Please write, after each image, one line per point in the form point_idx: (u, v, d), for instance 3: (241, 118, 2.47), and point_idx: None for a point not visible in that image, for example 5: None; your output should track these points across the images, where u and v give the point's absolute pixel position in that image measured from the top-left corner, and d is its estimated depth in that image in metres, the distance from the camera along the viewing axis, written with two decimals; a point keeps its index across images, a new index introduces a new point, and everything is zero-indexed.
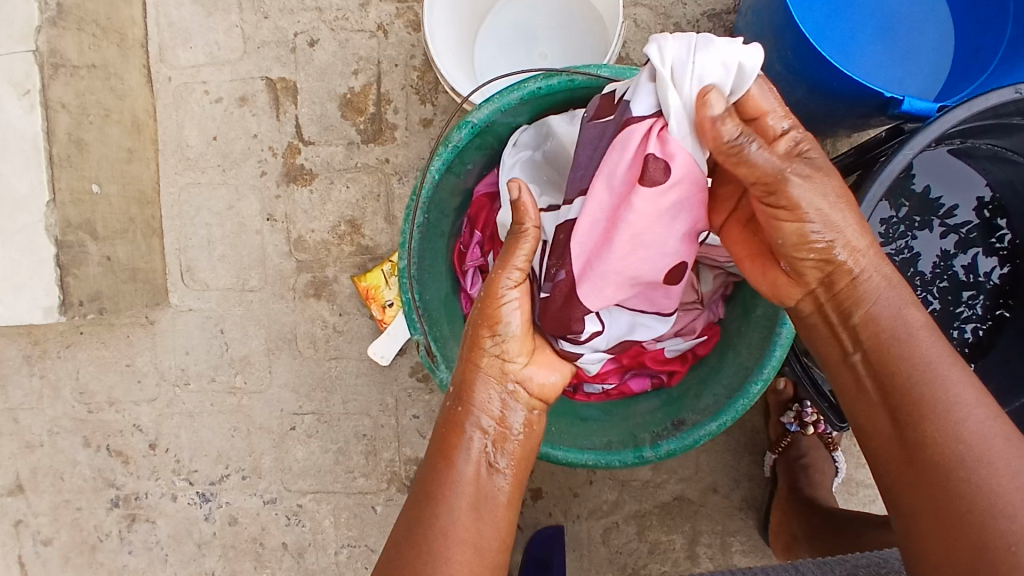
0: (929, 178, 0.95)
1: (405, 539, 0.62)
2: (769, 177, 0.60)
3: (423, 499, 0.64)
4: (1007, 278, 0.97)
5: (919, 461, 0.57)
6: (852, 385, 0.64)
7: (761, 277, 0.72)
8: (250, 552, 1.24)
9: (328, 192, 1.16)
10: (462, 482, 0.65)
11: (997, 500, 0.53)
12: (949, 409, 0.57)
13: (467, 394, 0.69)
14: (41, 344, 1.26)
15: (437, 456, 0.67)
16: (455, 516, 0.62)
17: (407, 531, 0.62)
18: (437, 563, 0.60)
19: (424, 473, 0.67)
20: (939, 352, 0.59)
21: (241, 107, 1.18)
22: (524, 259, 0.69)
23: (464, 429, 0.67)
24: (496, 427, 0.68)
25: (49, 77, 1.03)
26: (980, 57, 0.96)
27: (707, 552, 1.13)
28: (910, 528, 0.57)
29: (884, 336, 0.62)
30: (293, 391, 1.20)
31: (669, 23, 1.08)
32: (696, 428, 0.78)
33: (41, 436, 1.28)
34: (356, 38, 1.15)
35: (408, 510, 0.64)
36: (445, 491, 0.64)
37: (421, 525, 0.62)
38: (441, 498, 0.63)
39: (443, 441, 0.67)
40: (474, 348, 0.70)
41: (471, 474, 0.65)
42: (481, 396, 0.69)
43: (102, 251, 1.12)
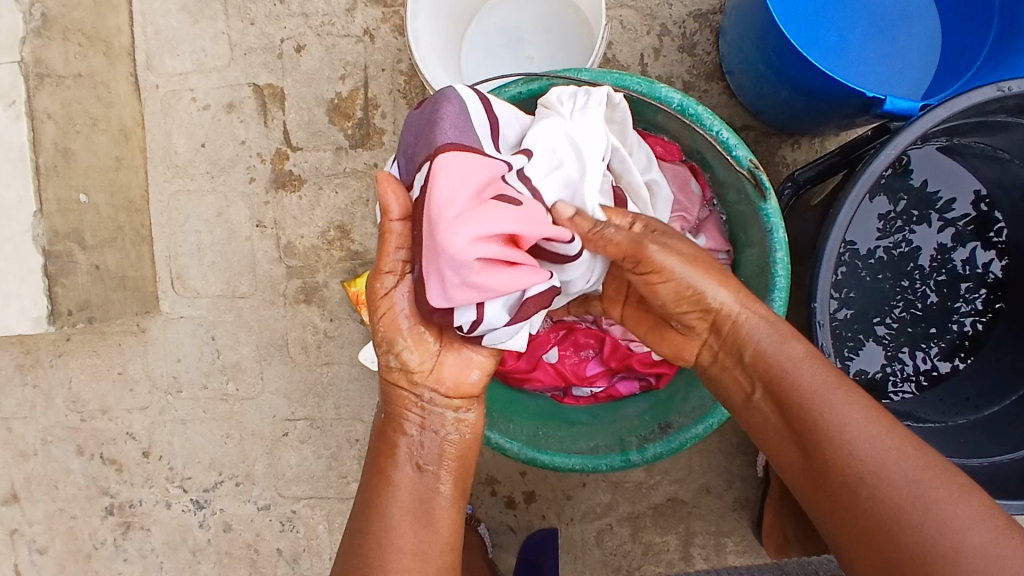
0: (926, 173, 0.94)
1: (349, 556, 0.67)
2: (631, 252, 0.66)
3: (363, 515, 0.68)
4: (1008, 270, 0.96)
5: (830, 485, 0.61)
6: (760, 421, 0.68)
7: (660, 344, 0.77)
8: (245, 558, 1.24)
9: (317, 198, 1.16)
10: (397, 496, 0.68)
11: (904, 512, 0.57)
12: (840, 435, 0.61)
13: (393, 404, 0.71)
14: (33, 353, 1.26)
15: (372, 475, 0.70)
16: (391, 529, 0.66)
17: (349, 552, 0.67)
18: (382, 573, 0.64)
19: (363, 489, 0.70)
20: (817, 376, 0.64)
21: (229, 113, 1.18)
22: (393, 256, 0.64)
23: (395, 444, 0.70)
24: (422, 432, 0.70)
25: (35, 87, 1.03)
26: (966, 55, 0.95)
27: (701, 552, 1.13)
28: (841, 547, 0.61)
29: (771, 369, 0.66)
30: (285, 397, 1.20)
31: (655, 24, 1.08)
32: (683, 431, 0.78)
33: (35, 445, 1.28)
34: (343, 43, 1.15)
35: (350, 529, 0.68)
36: (379, 508, 0.67)
37: (362, 540, 0.66)
38: (377, 512, 0.67)
39: (377, 457, 0.71)
40: (382, 363, 0.70)
41: (406, 484, 0.69)
42: (404, 405, 0.70)
43: (90, 260, 1.12)
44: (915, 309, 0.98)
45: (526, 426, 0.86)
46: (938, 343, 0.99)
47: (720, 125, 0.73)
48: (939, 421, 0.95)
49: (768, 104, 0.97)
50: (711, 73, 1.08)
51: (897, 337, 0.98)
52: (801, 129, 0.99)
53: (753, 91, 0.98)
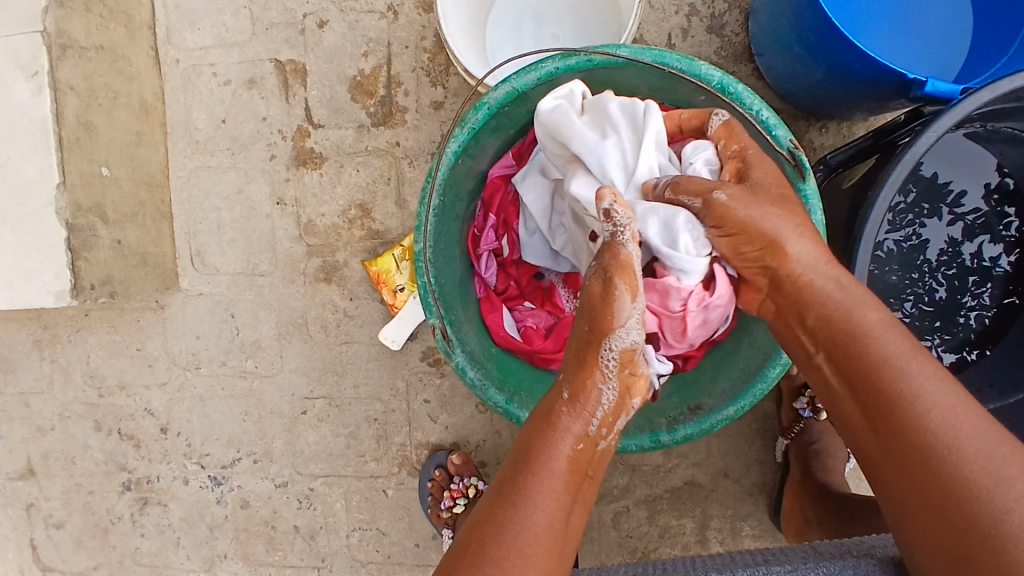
0: (937, 165, 0.93)
1: (494, 501, 0.61)
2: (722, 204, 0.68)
3: (520, 473, 0.62)
4: (1017, 264, 0.96)
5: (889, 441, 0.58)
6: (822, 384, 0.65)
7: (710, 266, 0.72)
8: (262, 535, 1.24)
9: (338, 176, 1.16)
10: (562, 484, 0.62)
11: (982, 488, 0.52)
12: (916, 400, 0.57)
13: (581, 374, 0.65)
14: (52, 328, 1.26)
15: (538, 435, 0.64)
16: (545, 525, 0.60)
17: (497, 521, 0.59)
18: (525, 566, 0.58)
19: (520, 449, 0.64)
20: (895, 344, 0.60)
21: (250, 89, 1.17)
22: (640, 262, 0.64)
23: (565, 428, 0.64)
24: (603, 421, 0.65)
25: (58, 59, 1.02)
26: (999, 38, 0.94)
27: (717, 536, 1.14)
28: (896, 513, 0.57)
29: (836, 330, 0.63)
30: (305, 375, 1.20)
31: (684, 4, 1.07)
32: (713, 413, 0.78)
33: (53, 420, 1.29)
34: (366, 19, 1.13)
35: (505, 481, 0.62)
36: (542, 485, 0.61)
37: (518, 516, 0.59)
38: (540, 482, 0.61)
39: (543, 431, 0.64)
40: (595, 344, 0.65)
41: (569, 459, 0.63)
42: (599, 396, 0.65)
43: (112, 235, 1.11)
44: (922, 303, 0.97)
45: None
46: (943, 337, 0.98)
47: (759, 103, 0.73)
48: None
49: (799, 86, 0.96)
50: (739, 54, 1.07)
51: (908, 330, 0.97)
52: (832, 112, 0.98)
53: (785, 73, 0.97)
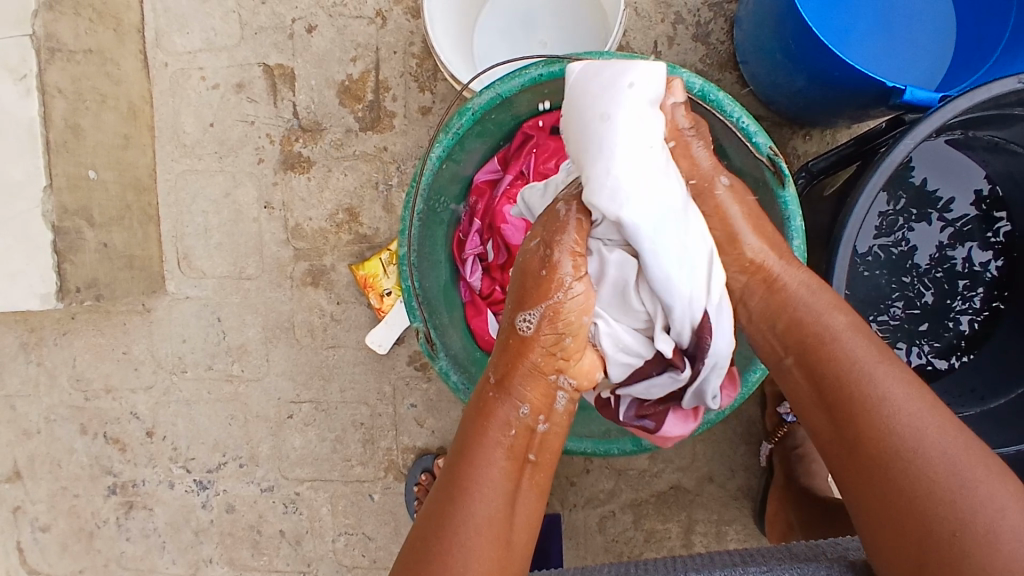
0: (927, 171, 0.95)
1: (433, 506, 0.64)
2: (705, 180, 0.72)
3: (452, 487, 0.64)
4: (1004, 271, 0.98)
5: (859, 452, 0.61)
6: (795, 388, 0.69)
7: None
8: (247, 539, 1.24)
9: (326, 180, 1.16)
10: (502, 471, 0.66)
11: (938, 488, 0.56)
12: (879, 401, 0.61)
13: (510, 364, 0.68)
14: (37, 331, 1.26)
15: (471, 435, 0.67)
16: (485, 514, 0.63)
17: (438, 516, 0.63)
18: (466, 557, 0.60)
19: (456, 450, 0.67)
20: (859, 347, 0.65)
21: (238, 93, 1.17)
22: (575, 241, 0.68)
23: (501, 417, 0.68)
24: (537, 407, 0.69)
25: (46, 62, 1.02)
26: (982, 48, 0.95)
27: (702, 540, 1.14)
28: (862, 521, 0.61)
29: (808, 339, 0.67)
30: (291, 379, 1.20)
31: (670, 12, 1.08)
32: (697, 415, 0.79)
33: (38, 424, 1.28)
34: (355, 24, 1.14)
35: (444, 478, 0.65)
36: (479, 475, 0.64)
37: (456, 509, 0.63)
38: (470, 489, 0.64)
39: (476, 425, 0.68)
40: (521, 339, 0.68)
41: (503, 457, 0.66)
42: (527, 382, 0.68)
43: (98, 238, 1.11)
44: (911, 306, 0.98)
45: None
46: (931, 341, 0.99)
47: (739, 110, 0.74)
48: None
49: (782, 94, 0.97)
50: (724, 62, 1.08)
51: (893, 333, 0.99)
52: (815, 120, 0.99)
53: (768, 80, 0.98)
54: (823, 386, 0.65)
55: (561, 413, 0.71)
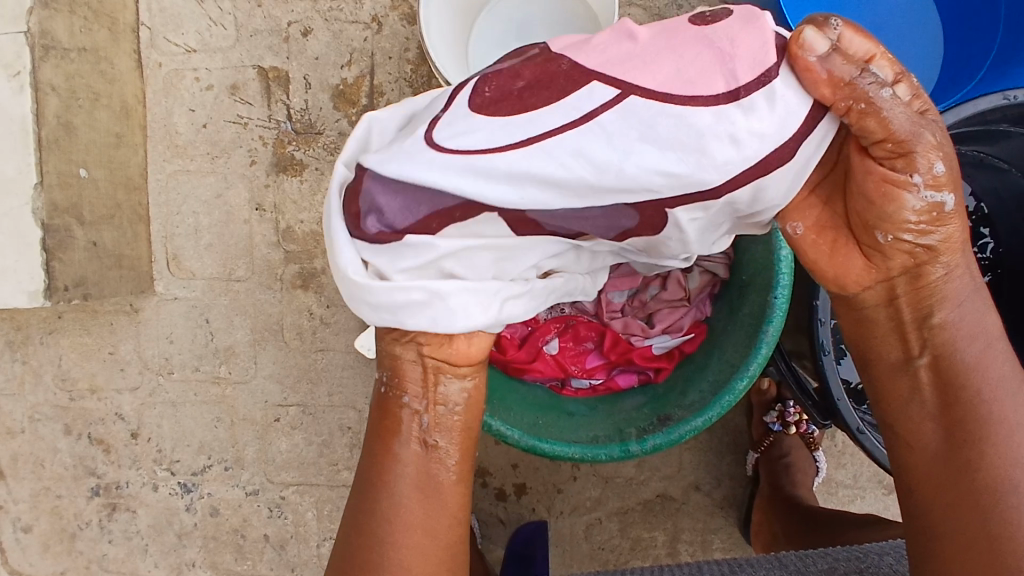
0: None
1: (359, 500, 0.69)
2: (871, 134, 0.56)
3: (368, 487, 0.69)
4: (988, 287, 0.99)
5: (966, 479, 0.61)
6: (905, 392, 0.65)
7: (836, 261, 0.64)
8: (231, 543, 1.23)
9: (318, 183, 1.16)
10: (403, 461, 0.68)
11: (1017, 485, 0.59)
12: (1006, 433, 0.60)
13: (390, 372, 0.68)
14: (23, 330, 1.25)
15: (375, 439, 0.70)
16: (397, 507, 0.67)
17: (357, 517, 0.68)
18: (385, 551, 0.66)
19: (369, 447, 0.71)
20: (1005, 373, 0.62)
21: (232, 95, 1.17)
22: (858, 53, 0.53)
23: (398, 410, 0.69)
24: (428, 402, 0.68)
25: (40, 59, 1.02)
26: (969, 65, 0.97)
27: (687, 549, 1.14)
28: (931, 522, 0.62)
29: (954, 348, 0.63)
30: (279, 382, 1.19)
31: (662, 24, 1.09)
32: (682, 424, 0.79)
33: (22, 423, 1.27)
34: (351, 29, 1.14)
35: (359, 481, 0.70)
36: (386, 472, 0.68)
37: (372, 510, 0.68)
38: (384, 487, 0.68)
39: (379, 426, 0.70)
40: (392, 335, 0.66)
41: (406, 463, 0.68)
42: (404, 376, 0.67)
43: (88, 237, 1.11)
44: None
45: (526, 415, 0.87)
46: None
47: None
48: None
49: None
50: None
51: None
52: None
53: None
54: (948, 408, 0.63)
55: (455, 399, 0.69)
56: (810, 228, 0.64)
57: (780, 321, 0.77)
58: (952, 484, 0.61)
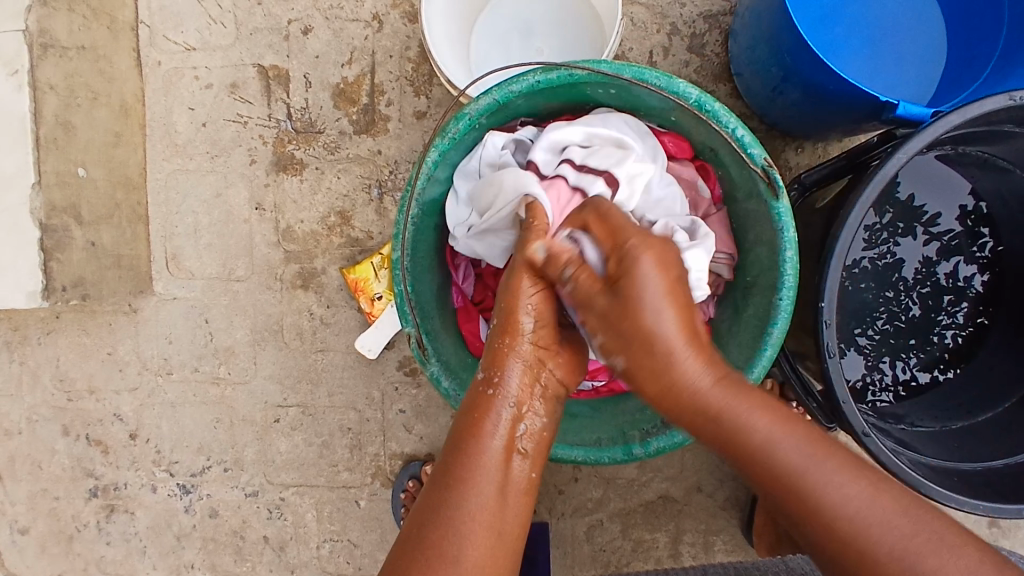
0: (913, 187, 0.95)
1: (436, 491, 0.63)
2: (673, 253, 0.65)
3: (446, 480, 0.64)
4: (989, 285, 0.99)
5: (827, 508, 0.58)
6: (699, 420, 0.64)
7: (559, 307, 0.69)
8: (230, 545, 1.22)
9: (319, 182, 1.15)
10: (495, 459, 0.66)
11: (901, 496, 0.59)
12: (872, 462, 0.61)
13: (495, 370, 0.70)
14: (21, 330, 1.24)
15: (465, 435, 0.67)
16: (480, 501, 0.63)
17: (432, 508, 0.62)
18: (462, 543, 0.60)
19: (453, 442, 0.67)
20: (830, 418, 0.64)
21: (232, 94, 1.16)
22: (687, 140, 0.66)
23: (492, 411, 0.68)
24: (526, 410, 0.70)
25: (38, 57, 1.02)
26: (972, 66, 0.97)
27: (689, 550, 1.14)
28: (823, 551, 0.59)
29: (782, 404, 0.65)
30: (278, 382, 1.19)
31: (665, 23, 1.08)
32: None
33: (19, 424, 1.26)
34: (351, 27, 1.14)
35: (435, 477, 0.65)
36: (475, 466, 0.64)
37: (454, 501, 0.62)
38: (467, 480, 0.63)
39: (469, 423, 0.68)
40: (511, 335, 0.71)
41: (500, 459, 0.66)
42: (514, 376, 0.70)
43: (86, 236, 1.10)
44: (897, 320, 0.99)
45: None
46: (917, 354, 1.00)
47: (735, 121, 0.74)
48: (933, 426, 0.97)
49: (776, 108, 0.98)
50: (718, 74, 1.09)
51: (877, 348, 1.00)
52: (807, 134, 1.00)
53: (762, 92, 0.99)
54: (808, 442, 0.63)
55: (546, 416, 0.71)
56: (680, 316, 0.64)
57: (785, 323, 0.76)
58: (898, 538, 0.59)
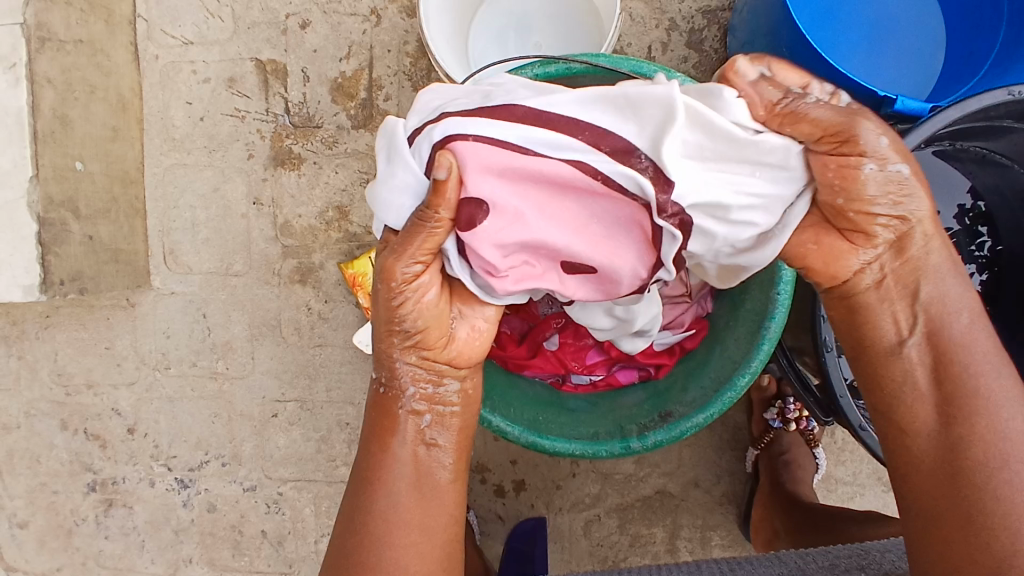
0: None
1: (354, 496, 0.65)
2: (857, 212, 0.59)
3: (361, 484, 0.65)
4: (987, 285, 1.00)
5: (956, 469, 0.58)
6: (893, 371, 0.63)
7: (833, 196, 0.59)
8: (228, 539, 1.22)
9: (317, 177, 1.15)
10: (403, 459, 0.65)
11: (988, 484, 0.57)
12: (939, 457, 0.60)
13: (389, 368, 0.67)
14: (19, 324, 1.24)
15: (371, 441, 0.67)
16: (394, 504, 0.64)
17: (350, 517, 0.64)
18: (381, 547, 0.62)
19: (364, 446, 0.67)
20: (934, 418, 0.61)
21: (230, 88, 1.16)
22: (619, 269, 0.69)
23: (397, 411, 0.67)
24: (427, 402, 0.67)
25: (36, 51, 1.01)
26: (972, 62, 0.97)
27: (687, 545, 1.14)
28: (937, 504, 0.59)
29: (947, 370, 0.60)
30: (276, 377, 1.19)
31: (663, 19, 1.08)
32: (684, 420, 0.78)
33: (18, 418, 1.26)
34: (349, 21, 1.13)
35: (352, 490, 0.66)
36: (382, 471, 0.65)
37: (364, 507, 0.64)
38: (380, 483, 0.64)
39: (376, 426, 0.67)
40: (387, 338, 0.66)
41: (405, 459, 0.65)
42: (404, 372, 0.66)
43: (84, 230, 1.10)
44: None
45: (526, 411, 0.87)
46: None
47: None
48: None
49: None
50: (716, 70, 1.09)
51: None
52: None
53: None
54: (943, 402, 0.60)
55: (453, 397, 0.68)
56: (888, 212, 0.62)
57: (782, 316, 0.76)
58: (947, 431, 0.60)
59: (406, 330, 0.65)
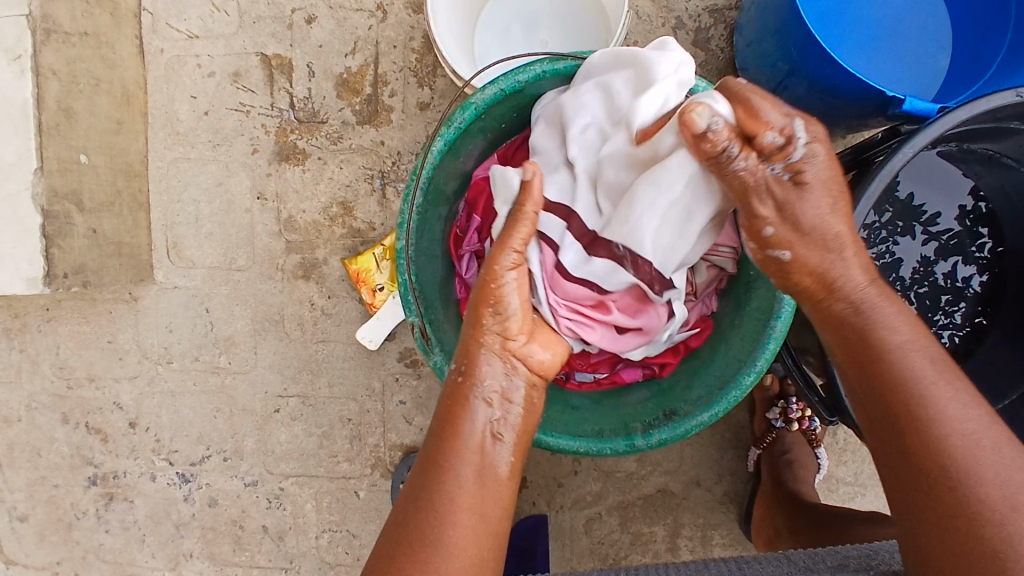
0: (913, 185, 0.95)
1: (421, 475, 0.64)
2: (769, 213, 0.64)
3: (429, 465, 0.64)
4: (987, 286, 1.00)
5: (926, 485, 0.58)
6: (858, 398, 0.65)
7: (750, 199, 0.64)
8: (228, 534, 1.22)
9: (321, 172, 1.15)
10: (471, 445, 0.65)
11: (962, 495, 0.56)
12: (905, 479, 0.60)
13: (470, 358, 0.69)
14: (21, 318, 1.24)
15: (442, 423, 0.67)
16: (460, 487, 0.62)
17: (415, 495, 0.63)
18: (444, 526, 0.60)
19: (433, 431, 0.67)
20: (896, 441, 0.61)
21: (235, 83, 1.16)
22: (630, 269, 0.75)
23: (469, 398, 0.67)
24: (500, 396, 0.68)
25: (41, 43, 1.02)
26: (978, 63, 0.97)
27: (687, 544, 1.14)
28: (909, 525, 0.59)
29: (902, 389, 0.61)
30: (279, 373, 1.19)
31: (671, 17, 1.08)
32: (687, 419, 0.79)
33: (19, 411, 1.26)
34: (355, 17, 1.13)
35: (416, 471, 0.65)
36: (451, 452, 0.64)
37: (433, 485, 0.63)
38: (447, 466, 0.63)
39: (446, 411, 0.67)
40: (477, 324, 0.70)
41: (474, 446, 0.65)
42: (484, 360, 0.69)
43: (87, 224, 1.10)
44: None
45: None
46: None
47: None
48: None
49: None
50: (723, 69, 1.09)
51: None
52: None
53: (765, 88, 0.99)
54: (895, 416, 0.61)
55: (520, 397, 0.70)
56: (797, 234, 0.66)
57: (788, 316, 0.76)
58: (896, 447, 0.61)
59: (501, 318, 0.70)
